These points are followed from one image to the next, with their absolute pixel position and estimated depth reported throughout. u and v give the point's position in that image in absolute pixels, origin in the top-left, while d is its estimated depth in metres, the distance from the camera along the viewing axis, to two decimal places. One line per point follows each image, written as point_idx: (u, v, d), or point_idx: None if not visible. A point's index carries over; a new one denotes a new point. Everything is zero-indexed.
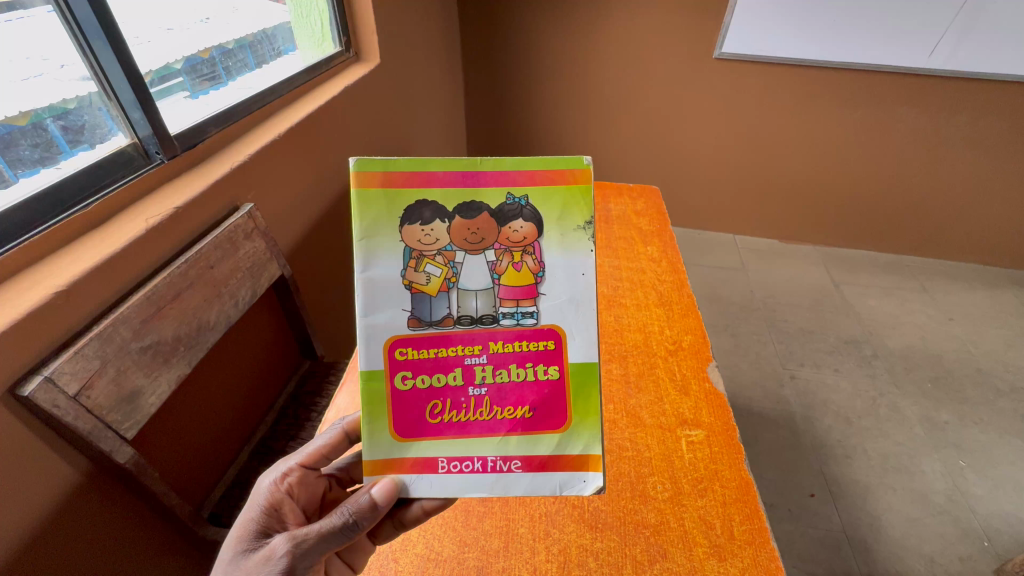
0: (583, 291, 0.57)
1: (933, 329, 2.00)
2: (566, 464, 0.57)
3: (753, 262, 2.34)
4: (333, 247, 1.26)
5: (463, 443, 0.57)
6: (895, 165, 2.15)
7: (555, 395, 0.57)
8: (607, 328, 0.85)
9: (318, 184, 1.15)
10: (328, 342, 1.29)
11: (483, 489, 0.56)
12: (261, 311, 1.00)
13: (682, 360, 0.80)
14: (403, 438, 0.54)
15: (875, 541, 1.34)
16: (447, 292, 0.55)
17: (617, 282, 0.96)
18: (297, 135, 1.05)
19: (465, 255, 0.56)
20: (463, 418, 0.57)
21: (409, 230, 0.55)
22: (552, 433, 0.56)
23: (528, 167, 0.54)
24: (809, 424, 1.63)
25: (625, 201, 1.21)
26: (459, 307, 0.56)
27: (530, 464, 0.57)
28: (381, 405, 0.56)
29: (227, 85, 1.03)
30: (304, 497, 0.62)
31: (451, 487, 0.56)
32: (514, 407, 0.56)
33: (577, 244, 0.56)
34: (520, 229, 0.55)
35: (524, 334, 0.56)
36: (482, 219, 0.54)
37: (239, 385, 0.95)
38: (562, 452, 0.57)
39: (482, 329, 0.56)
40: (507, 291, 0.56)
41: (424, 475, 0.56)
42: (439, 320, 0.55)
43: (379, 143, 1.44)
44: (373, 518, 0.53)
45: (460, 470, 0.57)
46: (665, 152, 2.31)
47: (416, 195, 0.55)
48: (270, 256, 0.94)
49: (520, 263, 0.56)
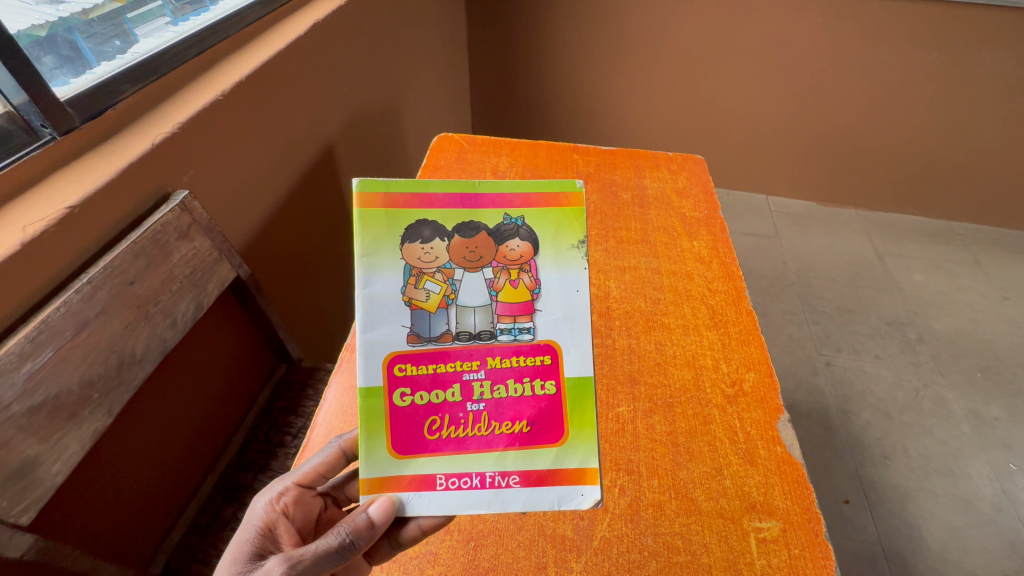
0: (579, 307, 0.47)
1: (985, 309, 1.81)
2: (563, 477, 0.46)
3: (787, 229, 2.10)
4: (311, 226, 1.05)
5: (463, 459, 0.46)
6: (963, 119, 1.86)
7: (553, 411, 0.46)
8: (647, 362, 0.66)
9: (283, 153, 0.92)
10: (311, 337, 1.11)
11: (481, 505, 0.45)
12: (214, 317, 0.82)
13: (745, 409, 0.62)
14: (400, 454, 0.45)
15: (914, 554, 1.23)
16: (447, 309, 0.46)
17: (657, 292, 0.76)
18: (250, 92, 0.81)
19: (462, 273, 0.47)
20: (463, 434, 0.46)
21: (408, 248, 0.46)
22: (549, 446, 0.46)
23: (522, 189, 0.48)
24: (844, 419, 1.49)
25: (663, 175, 0.99)
26: (458, 323, 0.46)
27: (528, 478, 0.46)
28: (380, 423, 0.45)
29: (210, 8, 0.89)
30: (299, 517, 0.52)
31: (448, 504, 0.45)
32: (511, 420, 0.46)
33: (570, 261, 0.48)
34: (515, 248, 0.47)
35: (523, 350, 0.47)
36: (481, 239, 0.47)
37: (192, 404, 0.79)
38: (561, 466, 0.46)
39: (480, 344, 0.46)
40: (503, 306, 0.47)
41: (421, 491, 0.45)
42: (438, 336, 0.46)
43: (364, 94, 1.19)
44: (370, 537, 0.45)
45: (460, 487, 0.45)
46: (699, 100, 2.00)
47: (416, 214, 0.46)
48: (211, 252, 0.73)
49: (516, 280, 0.47)
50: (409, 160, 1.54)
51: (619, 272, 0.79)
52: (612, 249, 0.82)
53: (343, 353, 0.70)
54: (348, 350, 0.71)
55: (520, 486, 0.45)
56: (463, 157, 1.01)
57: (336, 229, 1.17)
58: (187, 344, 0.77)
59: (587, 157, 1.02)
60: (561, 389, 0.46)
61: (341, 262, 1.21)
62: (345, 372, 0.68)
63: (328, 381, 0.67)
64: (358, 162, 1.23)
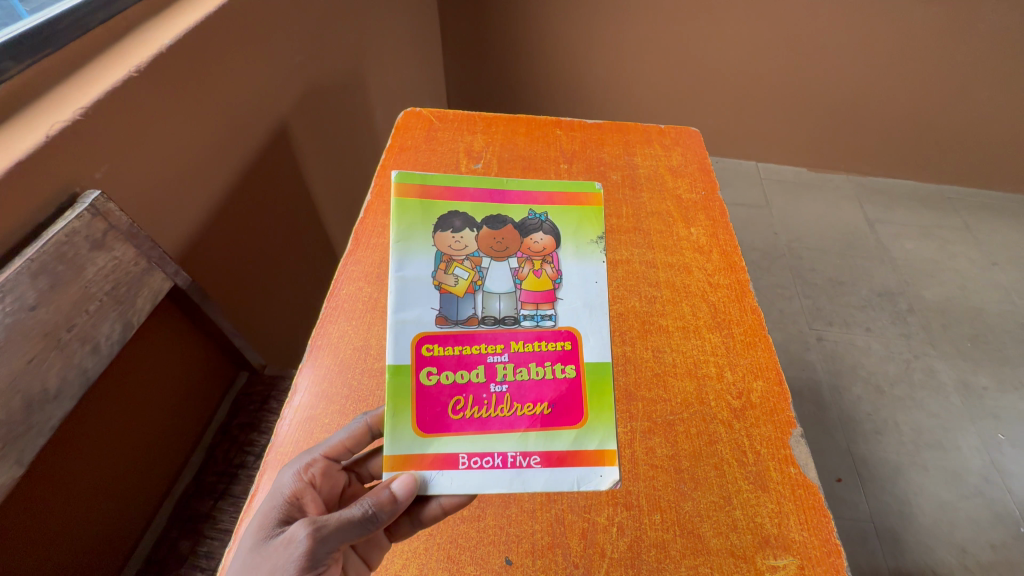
0: (597, 298, 0.56)
1: (975, 276, 1.79)
2: (584, 457, 0.48)
3: (777, 197, 2.04)
4: (265, 217, 0.94)
5: (485, 439, 0.48)
6: (959, 78, 1.78)
7: (572, 395, 0.51)
8: (644, 373, 0.59)
9: (224, 137, 0.80)
10: (276, 337, 1.02)
11: (502, 484, 0.46)
12: (153, 330, 0.72)
13: (754, 424, 0.56)
14: (425, 432, 0.48)
15: (905, 530, 1.24)
16: (474, 293, 0.54)
17: (652, 290, 0.68)
18: (172, 69, 0.68)
19: (490, 261, 0.56)
20: (487, 415, 0.49)
21: (442, 237, 0.56)
22: (568, 429, 0.49)
23: (543, 191, 0.60)
24: (836, 395, 1.47)
25: (655, 151, 0.89)
26: (484, 308, 0.54)
27: (549, 459, 0.48)
28: (408, 400, 0.48)
29: None
30: (325, 492, 0.49)
31: (471, 483, 0.46)
32: (532, 403, 0.50)
33: (589, 255, 0.58)
34: (539, 242, 0.57)
35: (545, 335, 0.53)
36: (507, 233, 0.57)
37: (139, 429, 0.71)
38: (581, 447, 0.49)
39: (503, 330, 0.53)
40: (527, 294, 0.55)
41: (445, 470, 0.46)
42: (465, 318, 0.52)
43: (320, 63, 1.05)
44: (392, 511, 0.43)
45: (482, 466, 0.47)
46: (690, 62, 1.86)
47: (449, 208, 0.58)
48: (138, 262, 0.62)
49: (539, 271, 0.56)
50: (378, 136, 1.42)
51: (610, 267, 0.70)
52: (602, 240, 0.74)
53: (297, 378, 0.59)
54: (300, 373, 0.59)
55: (541, 465, 0.47)
56: (434, 136, 0.90)
57: (296, 218, 1.05)
58: (122, 365, 0.68)
59: (571, 132, 0.92)
60: (580, 374, 0.52)
61: (304, 253, 1.10)
62: (301, 402, 0.57)
63: (279, 417, 0.57)
64: (318, 141, 1.11)
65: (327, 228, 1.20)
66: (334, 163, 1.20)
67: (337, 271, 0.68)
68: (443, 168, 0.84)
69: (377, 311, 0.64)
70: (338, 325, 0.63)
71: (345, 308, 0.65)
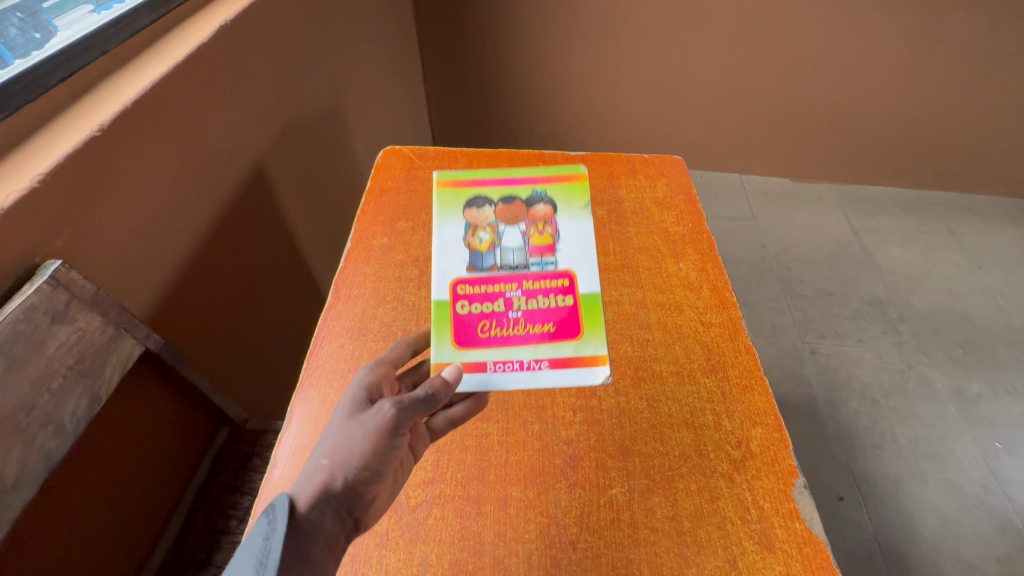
0: (588, 244, 0.65)
1: (961, 281, 1.80)
2: (583, 359, 0.58)
3: (762, 209, 2.04)
4: (243, 264, 0.91)
5: (507, 350, 0.58)
6: (933, 86, 1.81)
7: (572, 315, 0.60)
8: (640, 424, 0.57)
9: (197, 186, 0.78)
10: (258, 386, 0.98)
11: (522, 381, 0.57)
12: (124, 393, 0.69)
13: (756, 476, 0.54)
14: (460, 345, 0.58)
15: (910, 547, 1.22)
16: (492, 251, 0.64)
17: (644, 332, 0.66)
18: (138, 123, 0.66)
19: (503, 226, 0.66)
20: (506, 332, 0.59)
21: (469, 213, 0.67)
22: (571, 340, 0.59)
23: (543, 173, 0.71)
24: (832, 409, 1.46)
25: (640, 183, 0.88)
26: (501, 259, 0.63)
27: (557, 362, 0.58)
28: (446, 323, 0.59)
29: (83, 14, 0.72)
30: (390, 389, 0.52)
31: (497, 380, 0.56)
32: (541, 323, 0.59)
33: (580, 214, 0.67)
34: (541, 210, 0.67)
35: (546, 274, 0.62)
36: (516, 206, 0.68)
37: (104, 500, 0.68)
38: (581, 352, 0.59)
39: (518, 272, 0.62)
40: (535, 248, 0.64)
41: (478, 371, 0.57)
42: (488, 267, 0.62)
43: (297, 101, 1.03)
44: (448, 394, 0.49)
45: (508, 369, 0.57)
46: (669, 80, 1.86)
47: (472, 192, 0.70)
48: (105, 330, 0.59)
49: (543, 230, 0.65)
50: (362, 167, 1.37)
51: (600, 308, 0.69)
52: None
53: (276, 451, 0.56)
54: (279, 445, 0.56)
55: (551, 366, 0.57)
56: (414, 175, 0.88)
57: (276, 261, 1.02)
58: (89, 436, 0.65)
59: (555, 166, 0.91)
60: (578, 301, 0.60)
61: (286, 296, 1.07)
62: (280, 478, 0.54)
63: (257, 495, 0.53)
64: (298, 179, 1.08)
65: (310, 268, 1.17)
66: (316, 200, 1.17)
67: (316, 328, 0.66)
68: (426, 210, 0.81)
69: (360, 369, 0.62)
70: (319, 387, 0.60)
71: (325, 368, 0.62)
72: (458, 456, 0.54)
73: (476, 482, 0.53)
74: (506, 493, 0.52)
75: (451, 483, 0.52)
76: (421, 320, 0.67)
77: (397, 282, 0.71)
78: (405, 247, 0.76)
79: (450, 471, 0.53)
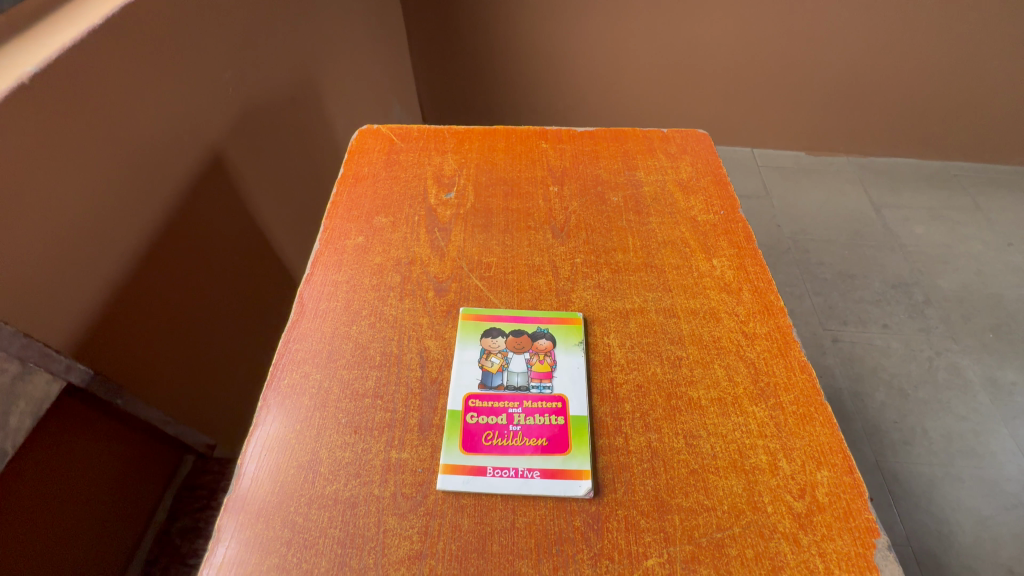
0: None
1: (991, 260, 1.67)
2: (570, 469, 0.46)
3: (777, 185, 1.90)
4: (196, 268, 0.78)
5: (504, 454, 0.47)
6: (965, 47, 1.65)
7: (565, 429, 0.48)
8: (678, 472, 0.46)
9: (131, 181, 0.65)
10: (222, 404, 0.87)
11: (513, 488, 0.45)
12: (56, 431, 0.58)
13: (826, 539, 0.43)
14: (462, 437, 0.47)
15: (946, 552, 1.14)
16: None
17: (675, 349, 0.54)
18: (39, 104, 0.53)
19: None
20: (507, 441, 0.48)
21: None
22: (560, 453, 0.47)
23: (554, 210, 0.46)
24: (858, 403, 1.36)
25: (659, 163, 0.75)
26: None
27: (548, 473, 0.46)
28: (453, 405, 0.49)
29: None
30: None
31: (489, 486, 0.45)
32: (537, 433, 0.48)
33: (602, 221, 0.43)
34: None
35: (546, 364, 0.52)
36: None
37: (41, 562, 0.57)
38: (570, 465, 0.46)
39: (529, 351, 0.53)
40: None
41: (472, 475, 0.45)
42: None
43: (258, 74, 0.88)
44: None
45: (505, 475, 0.46)
46: (679, 47, 1.69)
47: None
48: (7, 368, 0.49)
49: None
50: (339, 148, 1.20)
51: (621, 319, 0.57)
52: (607, 285, 0.60)
53: (220, 520, 0.44)
54: (225, 512, 0.44)
55: (541, 477, 0.45)
56: (395, 159, 0.74)
57: (241, 261, 0.90)
58: (16, 489, 0.54)
59: (560, 145, 0.77)
60: (574, 418, 0.49)
61: (254, 300, 0.95)
62: (224, 559, 0.42)
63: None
64: (264, 166, 0.93)
65: (283, 266, 1.04)
66: (289, 189, 1.03)
67: (276, 353, 0.53)
68: (411, 201, 0.69)
69: (328, 406, 0.50)
70: (277, 430, 0.48)
71: (285, 406, 0.50)
72: (453, 519, 0.43)
73: (475, 555, 0.42)
74: (515, 569, 0.41)
75: (444, 559, 0.41)
76: (404, 338, 0.54)
77: (374, 292, 0.58)
78: (385, 246, 0.63)
79: (442, 542, 0.42)
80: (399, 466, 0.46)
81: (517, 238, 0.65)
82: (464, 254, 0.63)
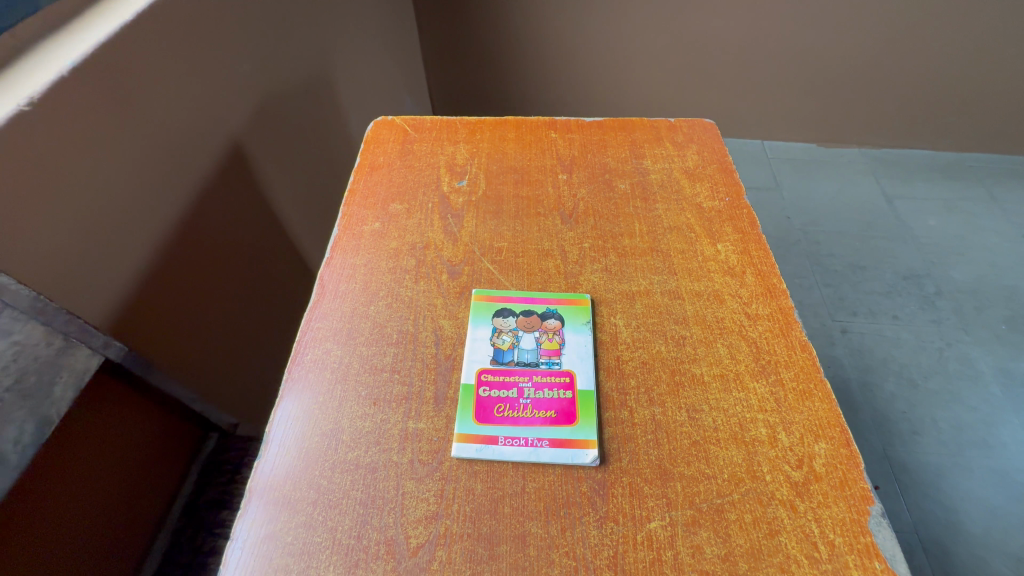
0: None
1: (1006, 252, 1.66)
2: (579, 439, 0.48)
3: (788, 176, 1.89)
4: (219, 255, 0.82)
5: (515, 425, 0.49)
6: (979, 34, 1.63)
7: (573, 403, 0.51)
8: (679, 444, 0.48)
9: (160, 170, 0.69)
10: (244, 385, 0.91)
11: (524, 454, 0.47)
12: (93, 404, 0.62)
13: (823, 505, 0.45)
14: (475, 409, 0.50)
15: (954, 542, 1.15)
16: None
17: (680, 329, 0.56)
18: (78, 96, 0.56)
19: None
20: (518, 413, 0.50)
21: None
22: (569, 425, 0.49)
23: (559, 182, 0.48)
24: (867, 394, 1.36)
25: (666, 151, 0.77)
26: None
27: (557, 441, 0.48)
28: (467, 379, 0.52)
29: None
30: None
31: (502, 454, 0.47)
32: (546, 405, 0.51)
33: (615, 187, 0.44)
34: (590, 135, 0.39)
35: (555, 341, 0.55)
36: None
37: (83, 519, 0.62)
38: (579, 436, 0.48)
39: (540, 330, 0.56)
40: None
41: (485, 443, 0.48)
42: None
43: (276, 69, 0.91)
44: None
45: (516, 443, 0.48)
46: (688, 39, 1.69)
47: None
48: (50, 342, 0.53)
49: None
50: (352, 140, 1.23)
51: (626, 300, 0.59)
52: (614, 268, 0.62)
53: (250, 483, 0.47)
54: (254, 477, 0.47)
55: (550, 446, 0.48)
56: (409, 149, 0.77)
57: (260, 250, 0.93)
58: (64, 451, 0.59)
59: (568, 135, 0.80)
60: (582, 393, 0.51)
61: (273, 287, 0.99)
62: (253, 518, 0.45)
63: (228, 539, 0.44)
64: (282, 158, 0.97)
65: (300, 255, 1.08)
66: (305, 181, 1.06)
67: (299, 332, 0.56)
68: (424, 189, 0.71)
69: (348, 381, 0.52)
70: (300, 403, 0.51)
71: (309, 381, 0.52)
72: (466, 484, 0.46)
73: (488, 516, 0.44)
74: (525, 530, 0.44)
75: (459, 519, 0.44)
76: (419, 318, 0.57)
77: (391, 274, 0.61)
78: (401, 232, 0.66)
79: (457, 504, 0.45)
80: (415, 435, 0.49)
81: (527, 224, 0.67)
82: (476, 239, 0.65)
